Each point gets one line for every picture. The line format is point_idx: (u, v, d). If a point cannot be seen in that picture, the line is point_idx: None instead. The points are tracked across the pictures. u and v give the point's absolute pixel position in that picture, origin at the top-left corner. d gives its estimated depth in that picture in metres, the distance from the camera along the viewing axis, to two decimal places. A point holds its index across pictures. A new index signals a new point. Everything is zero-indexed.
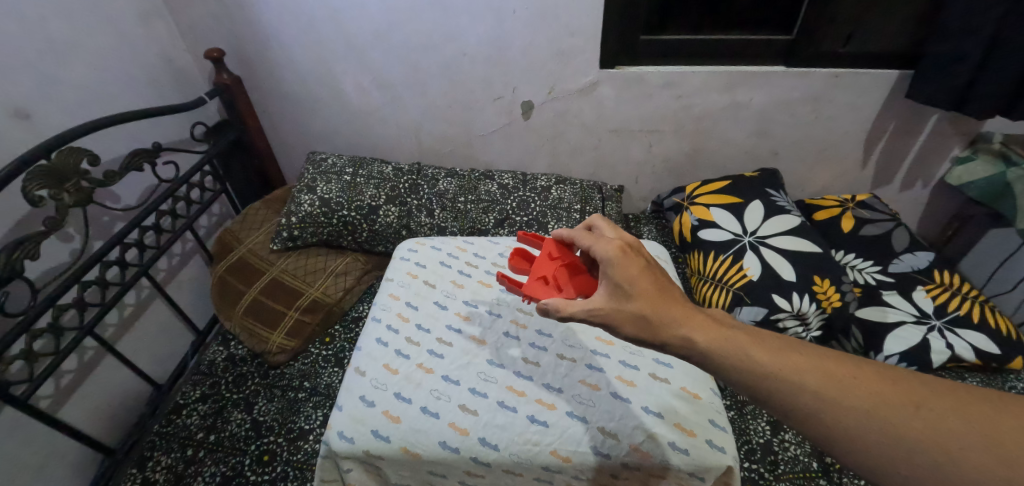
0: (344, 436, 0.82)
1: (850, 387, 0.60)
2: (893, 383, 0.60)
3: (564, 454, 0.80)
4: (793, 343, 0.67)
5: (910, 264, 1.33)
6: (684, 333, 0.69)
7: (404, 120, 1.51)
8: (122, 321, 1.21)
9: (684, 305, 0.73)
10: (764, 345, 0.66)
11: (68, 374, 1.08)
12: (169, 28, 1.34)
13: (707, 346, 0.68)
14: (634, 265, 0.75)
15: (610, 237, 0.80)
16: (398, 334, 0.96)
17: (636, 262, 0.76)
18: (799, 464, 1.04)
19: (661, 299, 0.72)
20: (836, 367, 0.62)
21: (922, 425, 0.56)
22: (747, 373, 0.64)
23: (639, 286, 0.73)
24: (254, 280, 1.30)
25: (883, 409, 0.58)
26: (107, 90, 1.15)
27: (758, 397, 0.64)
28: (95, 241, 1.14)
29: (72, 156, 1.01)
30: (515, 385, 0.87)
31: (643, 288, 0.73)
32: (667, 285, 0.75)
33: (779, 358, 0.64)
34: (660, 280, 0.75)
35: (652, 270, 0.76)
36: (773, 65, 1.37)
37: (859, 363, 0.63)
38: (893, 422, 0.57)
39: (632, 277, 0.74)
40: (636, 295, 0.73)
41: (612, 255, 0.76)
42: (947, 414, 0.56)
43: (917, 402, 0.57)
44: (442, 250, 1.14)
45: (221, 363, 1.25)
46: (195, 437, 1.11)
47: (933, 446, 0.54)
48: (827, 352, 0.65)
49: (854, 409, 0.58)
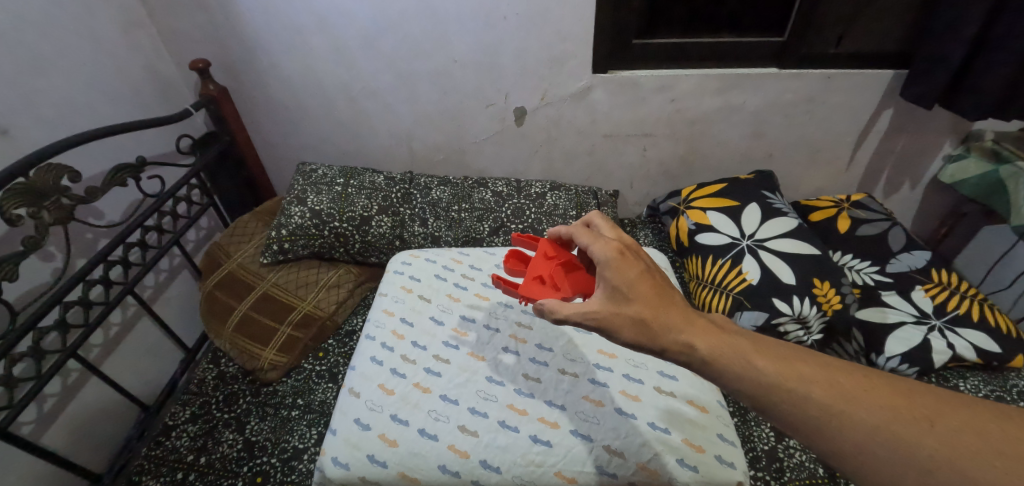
0: (340, 462, 0.79)
1: (857, 398, 0.58)
2: (903, 395, 0.58)
3: (568, 475, 0.78)
4: (799, 352, 0.65)
5: (908, 263, 1.32)
6: (684, 338, 0.68)
7: (396, 128, 1.49)
8: (107, 342, 1.17)
9: (685, 310, 0.71)
10: (767, 353, 0.65)
11: (51, 397, 1.04)
12: (153, 38, 1.30)
13: (707, 355, 0.66)
14: (631, 268, 0.73)
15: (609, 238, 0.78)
16: (393, 352, 0.93)
17: (635, 266, 0.74)
18: (805, 470, 1.02)
19: (661, 304, 0.70)
20: (844, 378, 0.60)
21: (931, 441, 0.54)
22: (748, 380, 0.63)
23: (636, 292, 0.71)
24: (244, 295, 1.26)
25: (890, 423, 0.56)
26: (90, 104, 1.12)
27: (760, 407, 0.62)
28: (77, 260, 1.10)
29: (51, 173, 0.97)
30: (517, 404, 0.85)
31: (642, 292, 0.71)
32: (667, 288, 0.73)
33: (782, 366, 0.63)
34: (660, 284, 0.73)
35: (651, 273, 0.74)
36: (766, 67, 1.37)
37: (867, 374, 0.61)
38: (902, 435, 0.55)
39: (630, 280, 0.72)
40: (635, 299, 0.71)
41: (610, 257, 0.74)
42: (959, 430, 0.54)
43: (928, 418, 0.55)
44: (437, 262, 1.12)
45: (212, 382, 1.21)
46: (185, 459, 1.07)
47: (943, 463, 0.52)
48: (835, 362, 0.63)
49: (860, 421, 0.56)
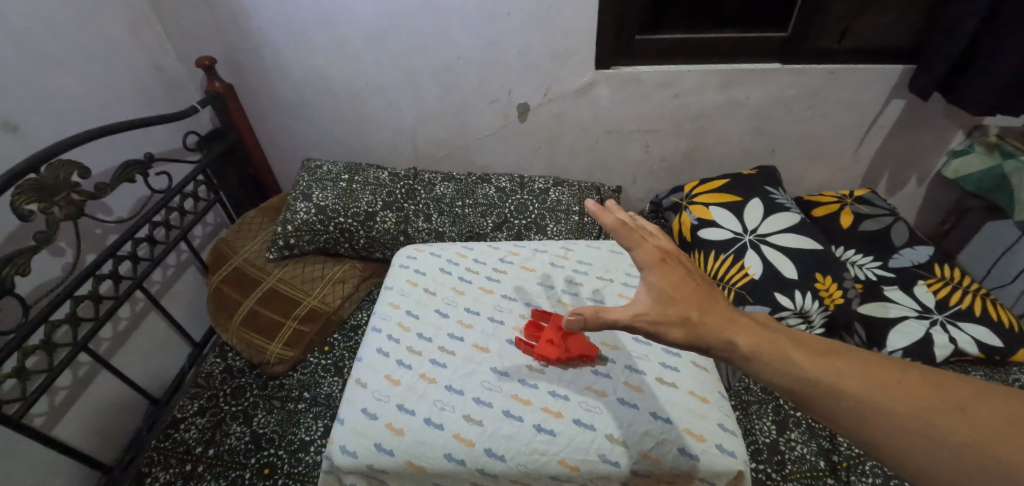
0: (347, 450, 0.81)
1: (891, 389, 0.59)
2: (938, 388, 0.58)
3: (572, 463, 0.79)
4: (833, 344, 0.65)
5: (910, 258, 1.33)
6: (726, 336, 0.68)
7: (400, 124, 1.50)
8: (116, 336, 1.19)
9: (726, 309, 0.72)
10: (801, 347, 0.65)
11: (62, 390, 1.06)
12: (159, 36, 1.32)
13: (747, 351, 0.66)
14: (675, 274, 0.74)
15: (647, 240, 0.77)
16: (399, 343, 0.94)
17: (676, 271, 0.75)
18: (806, 463, 1.04)
19: (705, 306, 0.72)
20: (877, 368, 0.61)
21: (963, 428, 0.54)
22: (787, 375, 0.63)
23: (680, 295, 0.72)
24: (251, 290, 1.28)
25: (925, 413, 0.56)
26: (99, 101, 1.14)
27: (797, 401, 0.62)
28: (87, 255, 1.12)
29: (61, 169, 0.98)
30: (521, 394, 0.86)
31: (688, 295, 0.72)
32: (710, 291, 0.74)
33: (817, 358, 0.63)
34: (703, 288, 0.74)
35: (693, 278, 0.75)
36: (769, 63, 1.37)
37: (901, 366, 0.61)
38: (935, 426, 0.55)
39: (674, 285, 0.73)
40: (682, 301, 0.72)
41: (651, 263, 0.74)
42: (994, 421, 0.54)
43: (962, 408, 0.56)
44: (442, 256, 1.13)
45: (219, 376, 1.23)
46: (194, 451, 1.09)
47: (976, 454, 0.53)
48: (867, 352, 0.63)
49: (895, 413, 0.57)
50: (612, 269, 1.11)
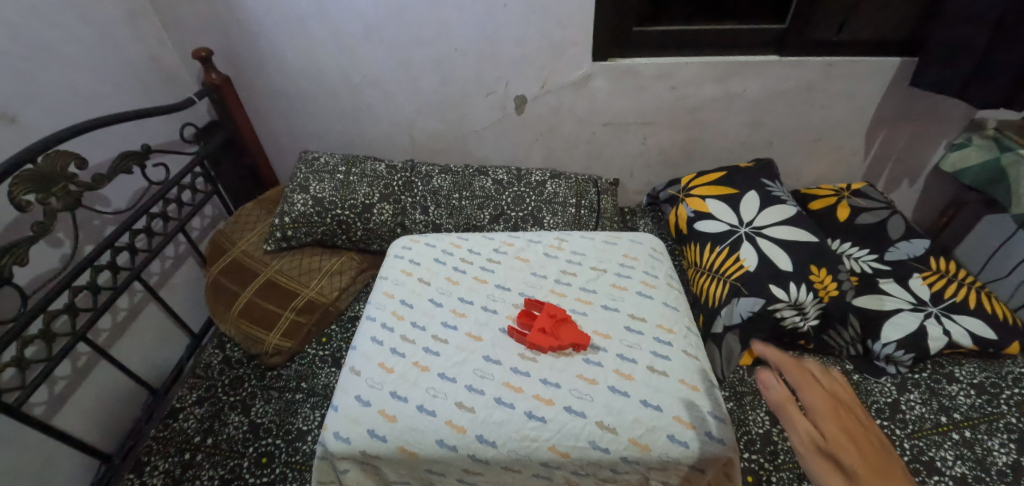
0: (341, 437, 0.81)
1: None
2: None
3: (562, 450, 0.80)
4: None
5: (906, 251, 1.33)
6: None
7: (397, 117, 1.50)
8: (115, 327, 1.20)
9: (897, 468, 0.65)
10: None
11: (62, 380, 1.07)
12: (156, 27, 1.32)
13: None
14: (844, 430, 0.70)
15: (817, 385, 0.76)
16: (393, 332, 0.95)
17: (847, 425, 0.71)
18: (798, 453, 1.04)
19: (874, 463, 0.66)
20: None
21: None
22: None
23: (853, 447, 0.68)
24: (248, 281, 1.28)
25: None
26: (96, 93, 1.14)
27: None
28: (85, 246, 1.12)
29: (58, 160, 0.98)
30: (513, 381, 0.86)
31: (852, 449, 0.67)
32: (882, 446, 0.68)
33: None
34: (874, 441, 0.68)
35: (867, 430, 0.70)
36: (766, 55, 1.37)
37: None
38: None
39: (841, 440, 0.69)
40: (844, 456, 0.67)
41: (819, 410, 0.73)
42: None
43: None
44: (436, 247, 1.13)
45: (217, 366, 1.24)
46: (193, 440, 1.10)
47: None
48: None
49: None
50: (607, 259, 1.12)
